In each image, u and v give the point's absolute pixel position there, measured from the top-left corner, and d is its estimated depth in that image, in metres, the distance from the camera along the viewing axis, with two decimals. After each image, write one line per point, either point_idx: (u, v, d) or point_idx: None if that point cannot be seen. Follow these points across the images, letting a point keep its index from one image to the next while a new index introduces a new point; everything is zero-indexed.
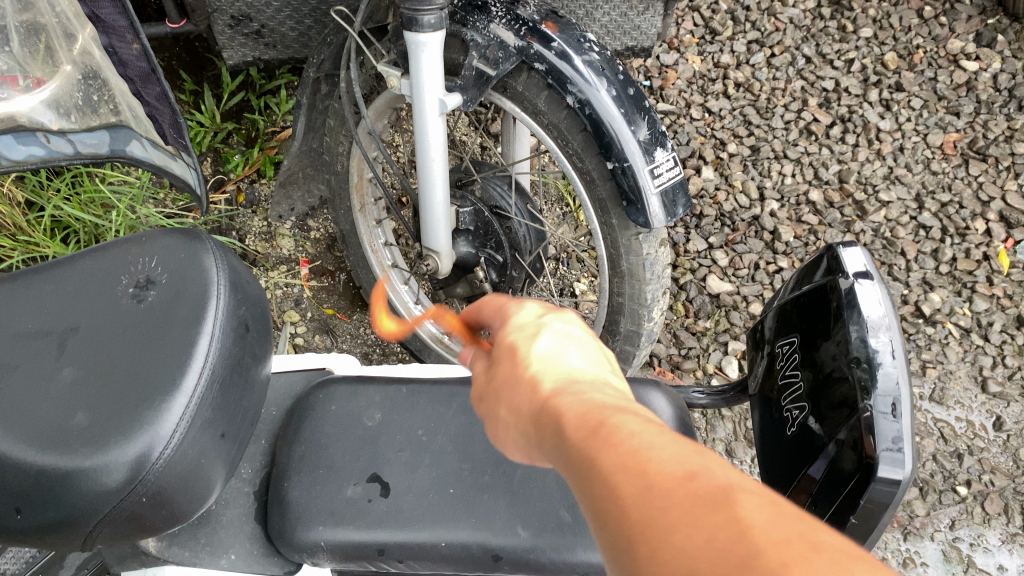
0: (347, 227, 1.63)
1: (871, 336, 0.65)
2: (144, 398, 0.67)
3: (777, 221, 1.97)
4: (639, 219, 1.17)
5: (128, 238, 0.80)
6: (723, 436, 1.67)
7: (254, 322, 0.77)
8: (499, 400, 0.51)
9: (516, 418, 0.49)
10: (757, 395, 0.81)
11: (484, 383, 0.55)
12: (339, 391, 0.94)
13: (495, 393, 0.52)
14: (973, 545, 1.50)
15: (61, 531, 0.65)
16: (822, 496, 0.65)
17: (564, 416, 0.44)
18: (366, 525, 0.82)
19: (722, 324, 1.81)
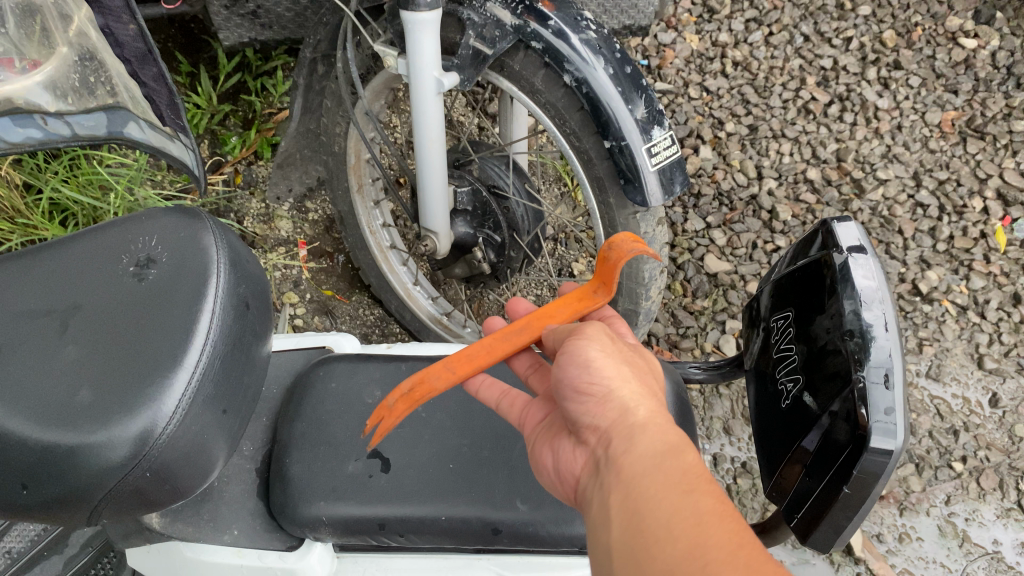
0: (344, 208, 1.63)
1: (864, 309, 0.65)
2: (151, 377, 0.68)
3: (774, 200, 1.97)
4: (637, 198, 1.18)
5: (129, 216, 0.80)
6: (720, 414, 1.68)
7: (254, 300, 0.77)
8: (600, 404, 0.58)
9: (612, 426, 0.56)
10: (752, 369, 0.82)
11: (573, 373, 0.61)
12: (339, 367, 0.95)
13: (596, 396, 0.59)
14: (967, 520, 1.53)
15: (65, 505, 0.66)
16: (815, 466, 0.66)
17: (708, 487, 0.49)
18: (368, 500, 0.83)
19: (719, 303, 1.82)
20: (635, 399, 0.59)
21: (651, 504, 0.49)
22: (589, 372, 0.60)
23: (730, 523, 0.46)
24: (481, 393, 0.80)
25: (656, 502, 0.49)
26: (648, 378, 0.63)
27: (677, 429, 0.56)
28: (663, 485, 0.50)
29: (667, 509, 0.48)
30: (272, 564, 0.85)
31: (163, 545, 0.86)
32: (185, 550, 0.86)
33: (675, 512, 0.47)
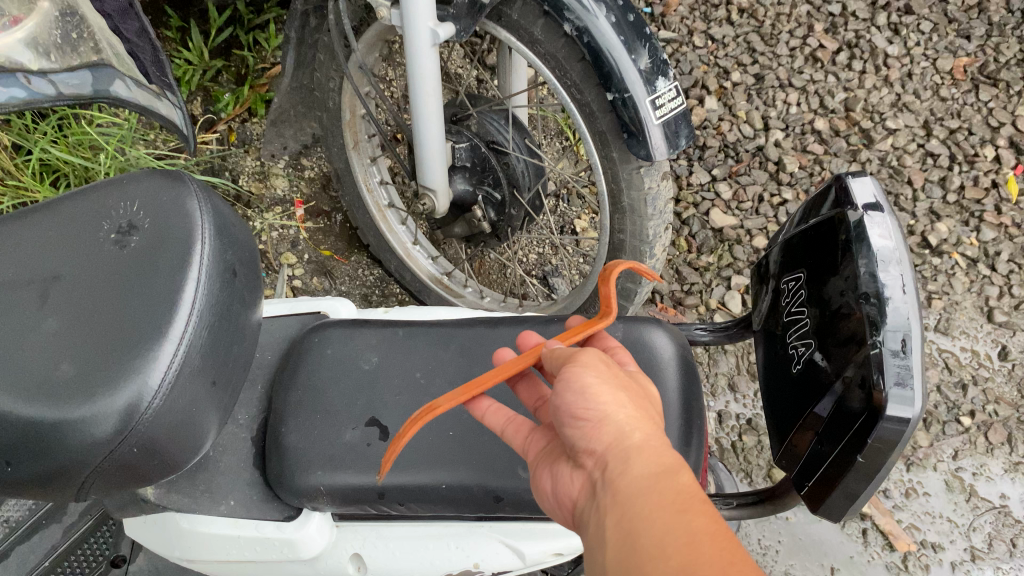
0: (341, 165, 1.60)
1: (880, 270, 0.62)
2: (132, 357, 0.65)
3: (781, 151, 1.93)
4: (641, 152, 1.14)
5: (110, 181, 0.76)
6: (725, 370, 1.66)
7: (241, 267, 0.74)
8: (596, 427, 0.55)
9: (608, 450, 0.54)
10: (761, 330, 0.79)
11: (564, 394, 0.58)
12: (335, 333, 0.91)
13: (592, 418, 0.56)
14: (975, 474, 1.52)
15: (53, 480, 0.64)
16: (828, 434, 0.63)
17: (704, 507, 0.46)
18: (367, 469, 0.81)
19: (725, 259, 1.78)
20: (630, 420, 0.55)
21: (643, 524, 0.47)
22: (582, 396, 0.56)
23: (722, 544, 0.43)
24: (487, 418, 0.70)
25: (648, 525, 0.46)
26: (649, 402, 0.59)
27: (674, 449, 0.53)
28: (655, 506, 0.47)
29: (659, 529, 0.45)
30: (270, 535, 0.83)
31: (159, 515, 0.84)
32: (181, 520, 0.83)
33: (666, 532, 0.45)
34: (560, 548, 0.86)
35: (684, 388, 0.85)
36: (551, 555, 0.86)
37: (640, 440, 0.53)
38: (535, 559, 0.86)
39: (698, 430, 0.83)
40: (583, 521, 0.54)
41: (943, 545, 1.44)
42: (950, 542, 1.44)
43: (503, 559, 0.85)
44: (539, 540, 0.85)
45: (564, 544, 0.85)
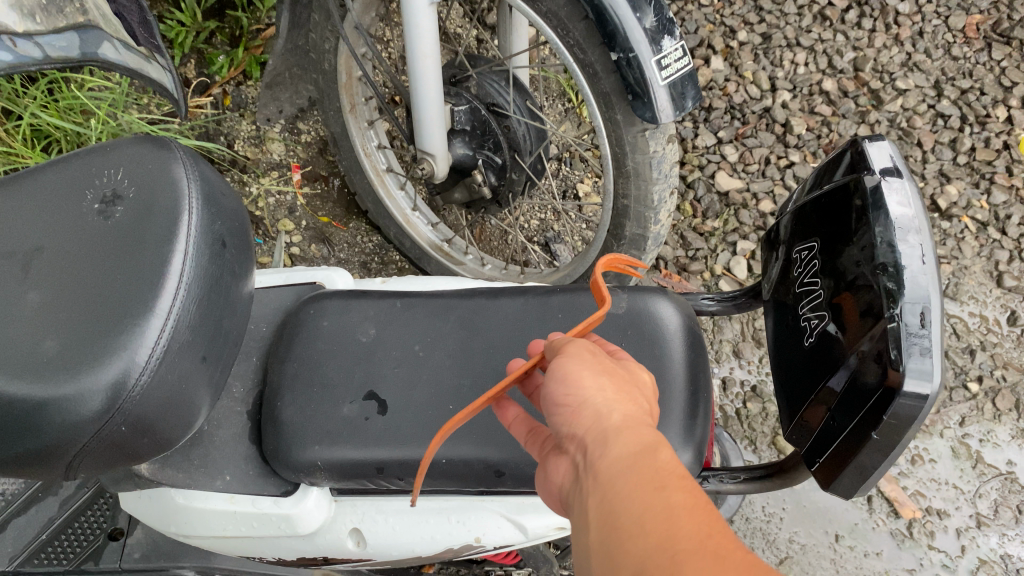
0: (338, 129, 1.57)
1: (898, 240, 0.59)
2: (109, 331, 0.62)
3: (788, 113, 1.89)
4: (646, 114, 1.09)
5: (93, 148, 0.73)
6: (730, 337, 1.64)
7: (231, 238, 0.72)
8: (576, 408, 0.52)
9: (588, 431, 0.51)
10: (770, 300, 0.76)
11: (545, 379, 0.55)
12: (331, 305, 0.89)
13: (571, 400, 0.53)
14: (982, 441, 1.50)
15: (40, 460, 0.62)
16: (841, 410, 0.61)
17: (682, 482, 0.44)
18: (365, 444, 0.79)
19: (730, 224, 1.76)
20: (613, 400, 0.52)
21: (624, 503, 0.44)
22: (565, 381, 0.53)
23: (705, 521, 0.40)
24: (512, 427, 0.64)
25: (628, 504, 0.43)
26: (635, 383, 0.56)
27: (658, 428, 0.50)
28: (634, 484, 0.44)
29: (640, 508, 0.43)
30: (268, 510, 0.82)
31: (154, 491, 0.83)
32: (176, 496, 0.82)
33: (646, 511, 0.42)
34: (564, 523, 0.84)
35: (690, 359, 0.82)
36: (554, 529, 0.84)
37: (620, 419, 0.50)
38: (538, 533, 0.84)
39: (704, 402, 0.80)
40: (569, 510, 0.51)
41: (949, 511, 1.43)
42: (956, 509, 1.43)
43: (505, 534, 0.84)
44: (543, 515, 0.83)
45: (568, 519, 0.83)
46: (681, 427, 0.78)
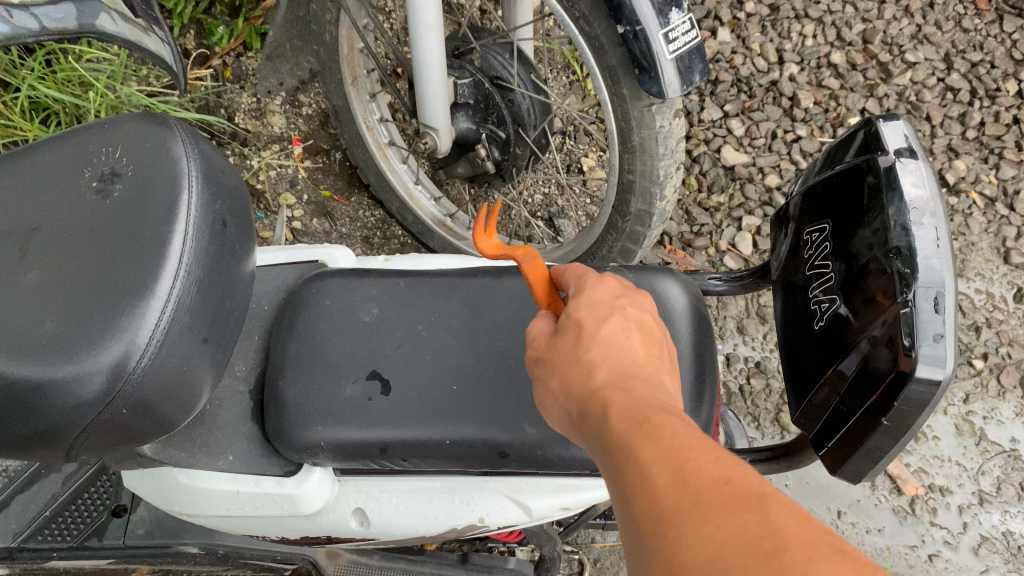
0: (339, 102, 1.55)
1: (913, 223, 0.58)
2: (106, 305, 0.62)
3: (796, 86, 1.86)
4: (653, 89, 1.08)
5: (90, 124, 0.72)
6: (735, 313, 1.63)
7: (232, 217, 0.70)
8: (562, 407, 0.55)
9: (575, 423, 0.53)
10: (779, 280, 0.75)
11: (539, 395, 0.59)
12: (334, 284, 0.88)
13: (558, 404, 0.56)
14: (985, 418, 1.50)
15: (43, 443, 0.62)
16: (852, 394, 0.60)
17: (637, 433, 0.45)
18: (368, 424, 0.79)
19: (736, 199, 1.74)
20: (578, 383, 0.54)
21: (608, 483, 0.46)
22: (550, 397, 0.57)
23: (660, 468, 0.42)
24: None
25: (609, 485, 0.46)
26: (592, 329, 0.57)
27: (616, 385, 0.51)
28: (606, 462, 0.47)
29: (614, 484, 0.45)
30: (270, 490, 0.81)
31: (156, 470, 0.83)
32: (179, 476, 0.82)
33: (618, 485, 0.44)
34: (568, 503, 0.83)
35: (696, 340, 0.81)
36: (558, 510, 0.83)
37: (595, 398, 0.51)
38: (542, 513, 0.83)
39: (710, 383, 0.80)
40: None
41: (952, 488, 1.43)
42: (959, 486, 1.43)
43: (509, 514, 0.83)
44: (547, 495, 0.82)
45: (572, 500, 0.82)
46: (687, 409, 0.77)
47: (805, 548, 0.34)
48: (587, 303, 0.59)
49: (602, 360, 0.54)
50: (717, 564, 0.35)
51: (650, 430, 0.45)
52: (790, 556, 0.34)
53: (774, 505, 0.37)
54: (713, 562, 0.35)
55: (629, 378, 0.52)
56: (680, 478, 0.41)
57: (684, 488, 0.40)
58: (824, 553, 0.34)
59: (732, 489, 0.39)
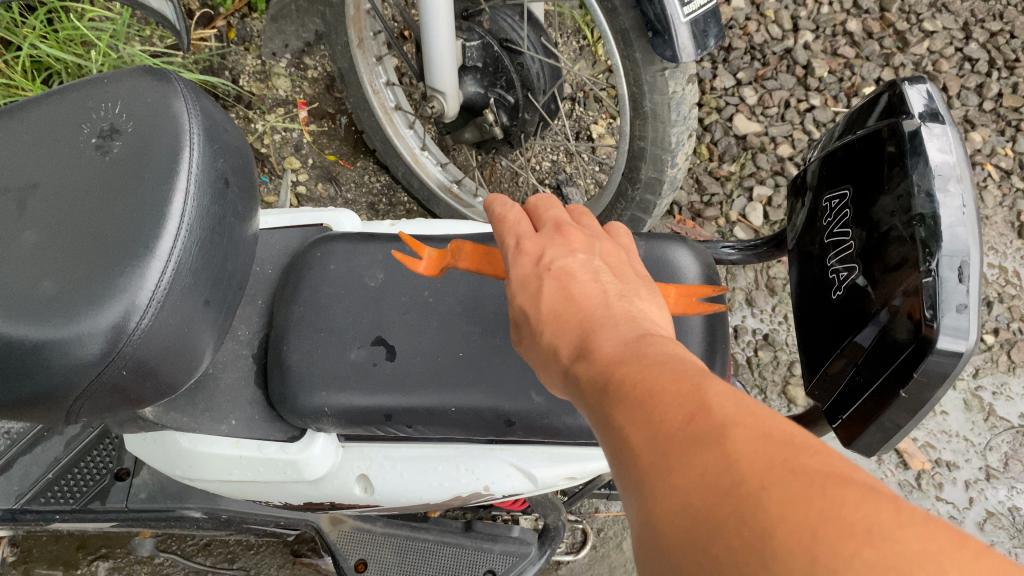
0: (345, 65, 1.53)
1: (939, 190, 0.56)
2: (97, 262, 0.60)
3: (810, 54, 1.82)
4: (666, 52, 1.06)
5: (89, 79, 0.70)
6: (744, 285, 1.61)
7: (234, 177, 0.69)
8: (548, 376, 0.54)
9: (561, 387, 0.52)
10: (795, 248, 0.73)
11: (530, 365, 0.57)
12: (339, 248, 0.86)
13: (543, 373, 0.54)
14: (995, 393, 1.53)
15: (41, 404, 0.61)
16: (869, 365, 0.59)
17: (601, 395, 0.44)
18: (373, 390, 0.77)
19: (747, 168, 1.72)
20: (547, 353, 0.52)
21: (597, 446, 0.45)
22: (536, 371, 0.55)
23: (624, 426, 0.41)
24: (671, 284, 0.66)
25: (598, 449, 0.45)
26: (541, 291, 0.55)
27: (577, 345, 0.49)
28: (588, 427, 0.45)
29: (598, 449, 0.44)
30: (274, 455, 0.81)
31: (157, 434, 0.82)
32: (181, 439, 0.81)
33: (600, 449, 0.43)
34: (574, 472, 0.82)
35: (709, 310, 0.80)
36: (564, 479, 0.82)
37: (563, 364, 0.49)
38: (548, 482, 0.83)
39: (722, 354, 0.79)
40: None
41: (959, 463, 1.46)
42: (966, 461, 1.47)
43: (514, 483, 0.82)
44: (553, 464, 0.81)
45: (578, 469, 0.81)
46: None
47: (768, 478, 0.33)
48: (521, 283, 0.56)
49: (559, 321, 0.52)
50: (688, 514, 0.34)
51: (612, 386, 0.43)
52: (757, 494, 0.33)
53: (734, 434, 0.36)
54: (683, 514, 0.34)
55: (585, 325, 0.50)
56: (644, 428, 0.39)
57: (644, 441, 0.39)
58: (791, 484, 0.32)
59: (692, 428, 0.37)
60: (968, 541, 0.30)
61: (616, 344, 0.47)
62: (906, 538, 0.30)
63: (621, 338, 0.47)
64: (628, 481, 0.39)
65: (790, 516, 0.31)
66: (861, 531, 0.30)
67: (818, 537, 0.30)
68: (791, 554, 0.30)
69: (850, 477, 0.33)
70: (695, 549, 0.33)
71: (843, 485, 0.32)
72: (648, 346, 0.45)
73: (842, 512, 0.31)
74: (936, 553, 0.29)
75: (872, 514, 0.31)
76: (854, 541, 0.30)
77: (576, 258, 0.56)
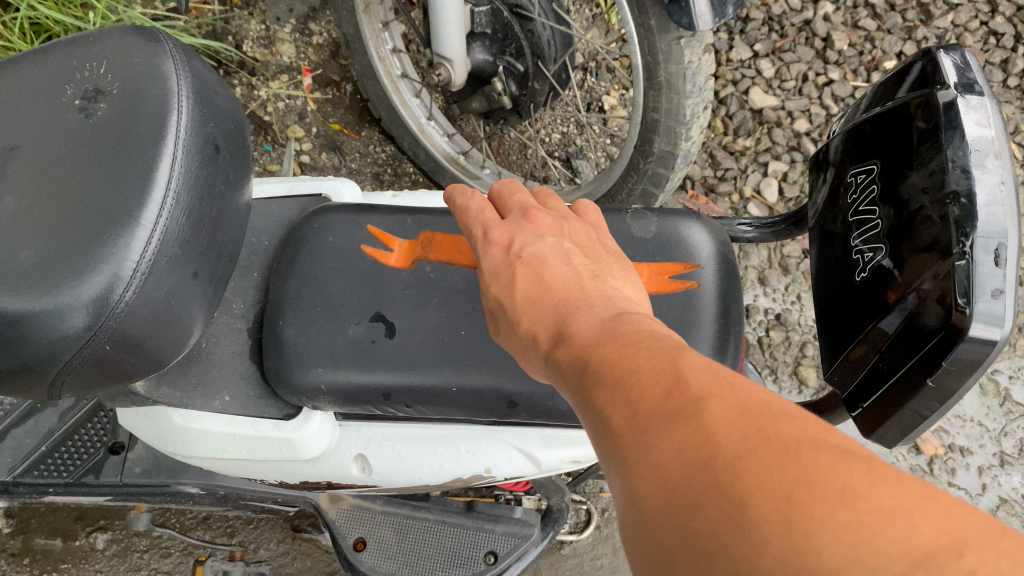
0: (350, 30, 1.50)
1: (974, 166, 0.52)
2: (76, 229, 0.57)
3: (830, 26, 1.77)
4: (683, 20, 1.03)
5: (73, 38, 0.66)
6: (756, 263, 1.57)
7: (225, 142, 0.65)
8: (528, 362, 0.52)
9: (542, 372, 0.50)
10: (815, 226, 0.70)
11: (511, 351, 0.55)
12: (337, 220, 0.83)
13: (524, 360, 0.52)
14: (1011, 378, 1.53)
15: (21, 378, 0.58)
16: (892, 352, 0.55)
17: (577, 378, 0.42)
18: (371, 368, 0.74)
19: (763, 143, 1.68)
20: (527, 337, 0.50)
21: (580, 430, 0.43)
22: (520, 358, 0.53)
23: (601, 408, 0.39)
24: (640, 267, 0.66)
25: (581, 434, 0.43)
26: (515, 277, 0.52)
27: (555, 325, 0.47)
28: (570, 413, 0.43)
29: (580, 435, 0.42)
30: (268, 433, 0.78)
31: (149, 410, 0.80)
32: (173, 416, 0.79)
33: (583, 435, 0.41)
34: (578, 455, 0.79)
35: (723, 290, 0.76)
36: (568, 462, 0.80)
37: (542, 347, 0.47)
38: (551, 465, 0.80)
39: (736, 337, 0.75)
40: None
41: (972, 449, 1.46)
42: (980, 447, 1.47)
43: (517, 465, 0.80)
44: (556, 447, 0.78)
45: (583, 452, 0.79)
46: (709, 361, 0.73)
47: (744, 448, 0.31)
48: (492, 271, 0.54)
49: (536, 302, 0.50)
50: (667, 494, 0.33)
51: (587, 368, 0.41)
52: (739, 465, 0.31)
53: (711, 409, 0.34)
54: (664, 494, 0.33)
55: (560, 306, 0.48)
56: (618, 410, 0.37)
57: (621, 424, 0.37)
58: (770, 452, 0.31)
59: (668, 403, 0.36)
60: (941, 495, 0.29)
61: (590, 322, 0.45)
62: (882, 496, 0.28)
63: (595, 317, 0.45)
64: (611, 467, 0.37)
65: (768, 487, 0.30)
66: (837, 495, 0.29)
67: (798, 506, 0.29)
68: (772, 528, 0.29)
69: (823, 440, 0.31)
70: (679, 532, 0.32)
71: (819, 449, 0.31)
72: (621, 323, 0.43)
73: (819, 477, 0.29)
74: (911, 510, 0.28)
75: (848, 476, 0.29)
76: (830, 504, 0.29)
77: (546, 241, 0.54)
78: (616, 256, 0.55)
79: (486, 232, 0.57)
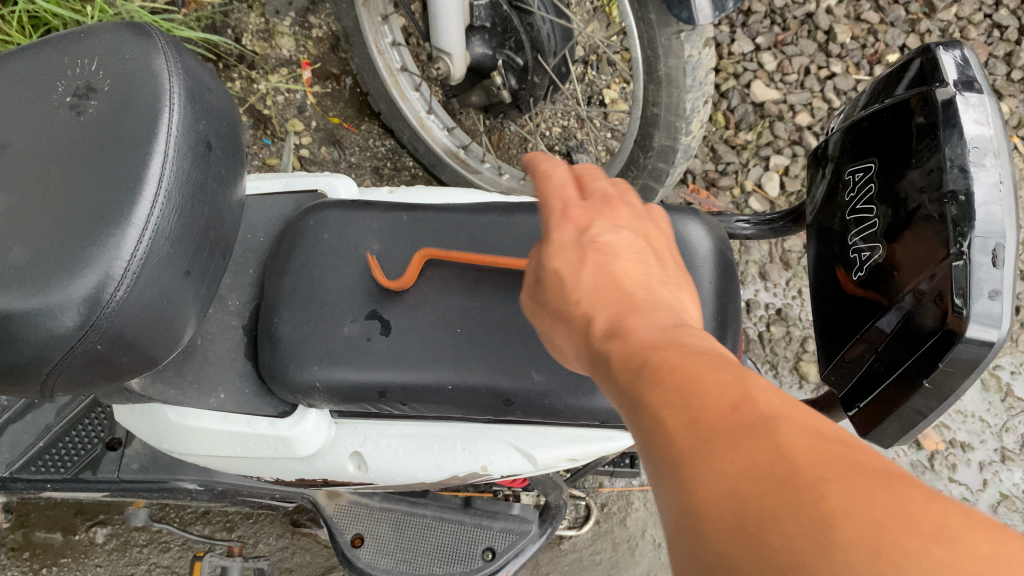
0: (350, 23, 1.49)
1: (973, 165, 0.52)
2: (67, 227, 0.57)
3: (833, 19, 1.76)
4: (683, 14, 1.02)
5: (65, 34, 0.66)
6: (757, 258, 1.57)
7: (218, 140, 0.65)
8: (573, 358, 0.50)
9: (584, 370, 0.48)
10: (813, 224, 0.69)
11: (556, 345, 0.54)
12: (333, 216, 0.82)
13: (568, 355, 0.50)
14: (1013, 372, 1.52)
15: (13, 377, 0.58)
16: (890, 352, 0.55)
17: (634, 379, 0.40)
18: (366, 366, 0.74)
19: (764, 137, 1.67)
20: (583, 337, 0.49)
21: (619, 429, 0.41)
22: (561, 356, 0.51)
23: (662, 407, 0.37)
24: None
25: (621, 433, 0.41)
26: (585, 273, 0.52)
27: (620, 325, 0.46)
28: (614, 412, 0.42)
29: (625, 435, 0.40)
30: (263, 431, 0.78)
31: (145, 407, 0.80)
32: (168, 413, 0.79)
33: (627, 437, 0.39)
34: (575, 454, 0.78)
35: (721, 288, 0.76)
36: (565, 460, 0.79)
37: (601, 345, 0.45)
38: (548, 463, 0.79)
39: (733, 335, 0.74)
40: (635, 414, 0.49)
41: (973, 444, 1.46)
42: (981, 442, 1.47)
43: (513, 464, 0.79)
44: (553, 445, 0.78)
45: (580, 451, 0.77)
46: None
47: (828, 472, 0.30)
48: (559, 248, 0.55)
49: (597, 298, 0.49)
50: (733, 503, 0.31)
51: (652, 368, 0.40)
52: (824, 483, 0.30)
53: (781, 430, 0.33)
54: (729, 504, 0.31)
55: (628, 310, 0.47)
56: (684, 413, 0.36)
57: (681, 427, 0.35)
58: (860, 477, 0.30)
59: (739, 414, 0.35)
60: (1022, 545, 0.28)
61: (653, 331, 0.44)
62: (964, 533, 0.28)
63: (659, 326, 0.44)
64: (664, 473, 0.35)
65: (851, 510, 0.29)
66: (926, 530, 0.28)
67: (886, 534, 0.28)
68: (851, 550, 0.28)
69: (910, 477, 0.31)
70: (741, 545, 0.30)
71: (907, 483, 0.30)
72: (688, 337, 0.42)
73: (904, 507, 0.29)
74: (1000, 551, 0.27)
75: (938, 516, 0.28)
76: (921, 540, 0.27)
77: (623, 235, 0.54)
78: (683, 268, 0.55)
79: (562, 210, 0.57)
